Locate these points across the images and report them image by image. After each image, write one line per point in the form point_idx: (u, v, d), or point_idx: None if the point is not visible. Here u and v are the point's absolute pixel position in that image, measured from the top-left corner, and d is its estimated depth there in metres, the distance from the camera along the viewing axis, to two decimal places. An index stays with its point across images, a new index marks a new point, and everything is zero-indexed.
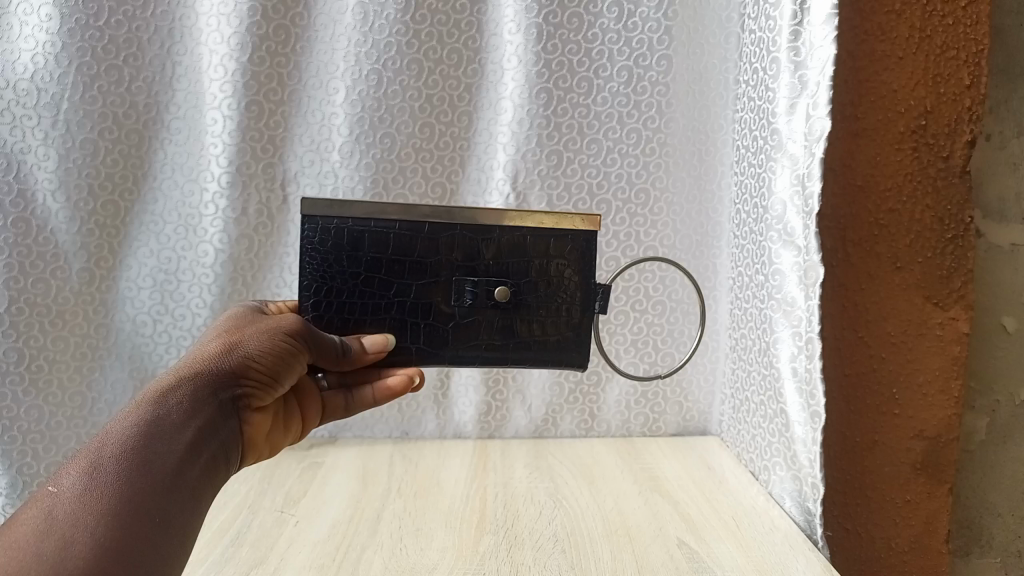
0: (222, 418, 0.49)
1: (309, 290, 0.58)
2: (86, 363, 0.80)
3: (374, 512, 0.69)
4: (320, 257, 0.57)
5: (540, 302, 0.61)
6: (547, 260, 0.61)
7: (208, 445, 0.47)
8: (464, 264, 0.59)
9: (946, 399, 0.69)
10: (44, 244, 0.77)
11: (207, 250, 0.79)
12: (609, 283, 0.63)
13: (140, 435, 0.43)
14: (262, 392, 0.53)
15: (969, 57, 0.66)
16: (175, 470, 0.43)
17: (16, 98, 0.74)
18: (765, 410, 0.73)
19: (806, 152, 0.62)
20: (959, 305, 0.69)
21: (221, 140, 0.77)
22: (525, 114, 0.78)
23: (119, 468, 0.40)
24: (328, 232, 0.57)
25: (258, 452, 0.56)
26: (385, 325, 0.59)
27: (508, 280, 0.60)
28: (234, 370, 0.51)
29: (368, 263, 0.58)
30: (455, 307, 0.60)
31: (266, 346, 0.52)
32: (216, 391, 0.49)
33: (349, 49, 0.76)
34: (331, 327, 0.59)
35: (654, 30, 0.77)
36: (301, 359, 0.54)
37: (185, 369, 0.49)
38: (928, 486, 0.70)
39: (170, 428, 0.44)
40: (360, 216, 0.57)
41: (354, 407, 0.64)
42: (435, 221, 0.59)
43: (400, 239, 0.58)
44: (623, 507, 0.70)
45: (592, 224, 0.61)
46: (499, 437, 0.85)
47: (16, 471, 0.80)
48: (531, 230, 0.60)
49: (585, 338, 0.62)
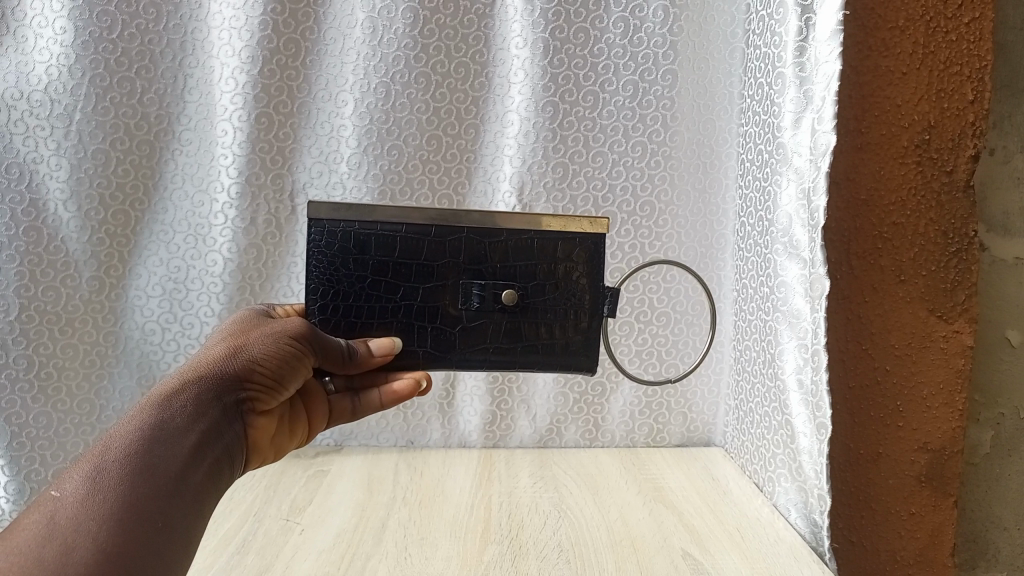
0: (226, 421, 0.50)
1: (315, 294, 0.59)
2: (95, 370, 0.81)
3: (379, 520, 0.69)
4: (327, 261, 0.59)
5: (547, 304, 0.61)
6: (555, 262, 0.61)
7: (211, 449, 0.47)
8: (471, 267, 0.60)
9: (951, 412, 0.69)
10: (55, 253, 0.78)
11: (216, 259, 0.80)
12: (618, 287, 0.63)
13: (143, 439, 0.43)
14: (267, 395, 0.53)
15: (972, 73, 0.67)
16: (178, 474, 0.43)
17: (29, 109, 0.75)
18: (769, 421, 0.74)
19: (813, 166, 0.63)
20: (963, 318, 0.69)
21: (231, 151, 0.78)
22: (532, 127, 0.78)
23: (122, 472, 0.41)
24: (335, 235, 0.58)
25: (262, 456, 0.56)
26: (392, 328, 0.60)
27: (515, 283, 0.60)
28: (239, 374, 0.51)
29: (375, 267, 0.59)
30: (462, 309, 0.60)
31: (271, 350, 0.52)
32: (220, 394, 0.50)
33: (358, 63, 0.77)
34: (337, 330, 0.59)
35: (659, 45, 0.78)
36: (306, 362, 0.54)
37: (190, 371, 0.50)
38: (933, 499, 0.70)
39: (173, 432, 0.45)
40: (367, 220, 0.59)
41: (360, 410, 0.63)
42: (442, 224, 0.59)
43: (407, 243, 0.59)
44: (628, 517, 0.70)
45: (600, 227, 0.61)
46: (503, 446, 0.86)
47: (25, 477, 0.81)
48: (538, 233, 0.60)
49: (594, 343, 0.63)
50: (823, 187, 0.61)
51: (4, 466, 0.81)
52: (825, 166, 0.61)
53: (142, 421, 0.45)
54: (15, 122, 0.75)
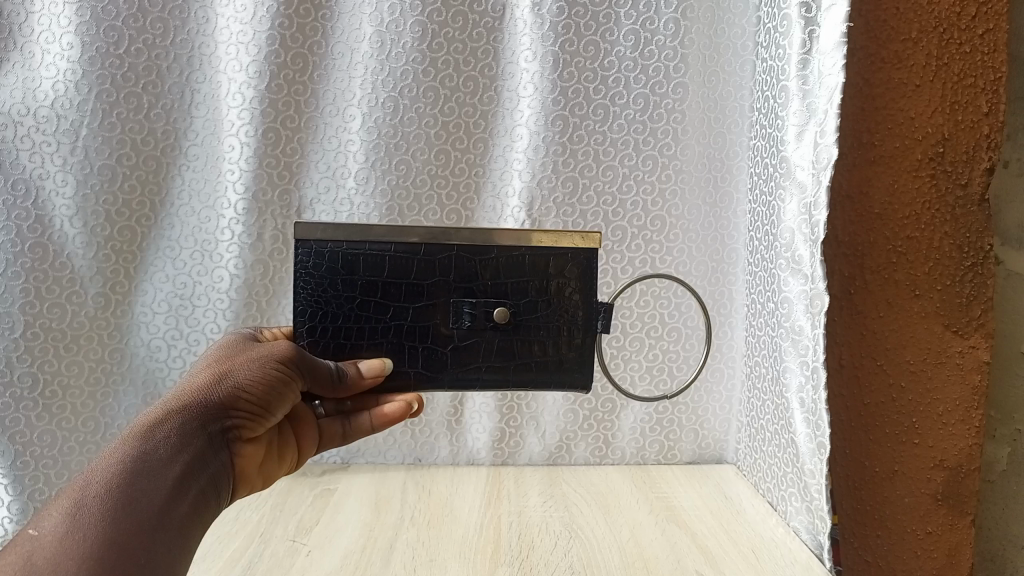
0: (211, 450, 0.50)
1: (303, 315, 0.58)
2: (100, 388, 0.80)
3: (386, 541, 0.68)
4: (314, 281, 0.57)
5: (540, 322, 0.60)
6: (547, 279, 0.60)
7: (195, 480, 0.47)
8: (462, 285, 0.59)
9: (967, 428, 0.67)
10: (61, 269, 0.77)
11: (222, 275, 0.80)
12: (612, 302, 0.62)
13: (123, 473, 0.44)
14: (253, 422, 0.53)
15: (987, 85, 0.65)
16: (161, 510, 0.44)
17: (35, 124, 0.75)
18: (779, 439, 0.72)
19: (815, 180, 0.62)
20: (979, 333, 0.67)
21: (238, 166, 0.77)
22: (541, 140, 0.78)
23: (102, 508, 0.41)
24: (322, 256, 0.57)
25: (251, 484, 0.56)
26: (382, 349, 0.59)
27: (507, 301, 0.60)
28: (224, 401, 0.51)
29: (364, 287, 0.58)
30: (454, 329, 0.59)
31: (257, 376, 0.52)
32: (205, 424, 0.50)
33: (366, 77, 0.76)
34: (326, 352, 0.58)
35: (670, 58, 0.77)
36: (293, 387, 0.54)
37: (174, 399, 0.50)
38: (949, 518, 0.68)
39: (154, 465, 0.45)
40: (356, 239, 0.58)
41: (351, 434, 0.63)
42: (432, 243, 0.59)
43: (396, 262, 0.58)
44: (640, 537, 0.69)
45: (592, 242, 0.61)
46: (512, 463, 0.85)
47: (29, 496, 0.80)
48: (529, 249, 0.60)
49: (588, 359, 0.62)
50: (823, 202, 0.61)
51: (9, 485, 0.80)
52: (826, 180, 0.60)
53: (125, 453, 0.45)
54: (21, 138, 0.75)
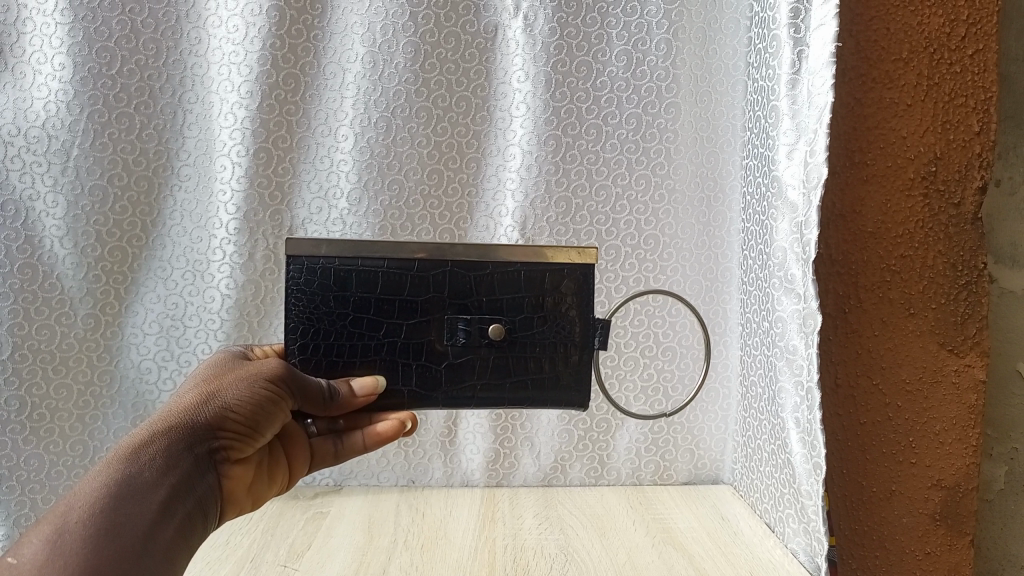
0: (199, 472, 0.49)
1: (295, 332, 0.57)
2: (88, 411, 0.79)
3: (380, 566, 0.67)
4: (306, 297, 0.57)
5: (535, 339, 0.60)
6: (542, 294, 0.60)
7: (182, 503, 0.47)
8: (456, 301, 0.59)
9: (964, 448, 0.68)
10: (50, 290, 0.77)
11: (213, 296, 0.79)
12: (608, 318, 0.62)
13: (107, 498, 0.43)
14: (242, 443, 0.52)
15: (977, 104, 0.66)
16: (145, 536, 0.43)
17: (26, 145, 0.75)
18: (776, 459, 0.72)
19: (805, 199, 0.62)
20: (974, 351, 0.68)
21: (230, 186, 0.77)
22: (533, 160, 0.78)
23: (84, 534, 0.41)
24: (314, 272, 0.57)
25: (239, 505, 0.55)
26: (376, 367, 0.58)
27: (502, 317, 0.59)
28: (212, 421, 0.50)
29: (357, 303, 0.58)
30: (449, 345, 0.59)
31: (246, 395, 0.51)
32: (193, 445, 0.49)
33: (358, 98, 0.76)
34: (318, 369, 0.57)
35: (662, 78, 0.78)
36: (283, 406, 0.53)
37: (162, 421, 0.49)
38: (948, 538, 0.69)
39: (140, 489, 0.45)
40: (348, 255, 0.57)
41: (343, 453, 0.62)
42: (425, 259, 0.58)
43: (390, 278, 0.58)
44: (636, 560, 0.68)
45: (589, 257, 0.60)
46: (507, 484, 0.84)
47: (14, 522, 0.79)
48: (525, 265, 0.59)
49: (584, 377, 0.61)
50: (815, 221, 0.60)
51: None
52: (817, 200, 0.60)
53: (109, 477, 0.45)
54: (12, 158, 0.75)
